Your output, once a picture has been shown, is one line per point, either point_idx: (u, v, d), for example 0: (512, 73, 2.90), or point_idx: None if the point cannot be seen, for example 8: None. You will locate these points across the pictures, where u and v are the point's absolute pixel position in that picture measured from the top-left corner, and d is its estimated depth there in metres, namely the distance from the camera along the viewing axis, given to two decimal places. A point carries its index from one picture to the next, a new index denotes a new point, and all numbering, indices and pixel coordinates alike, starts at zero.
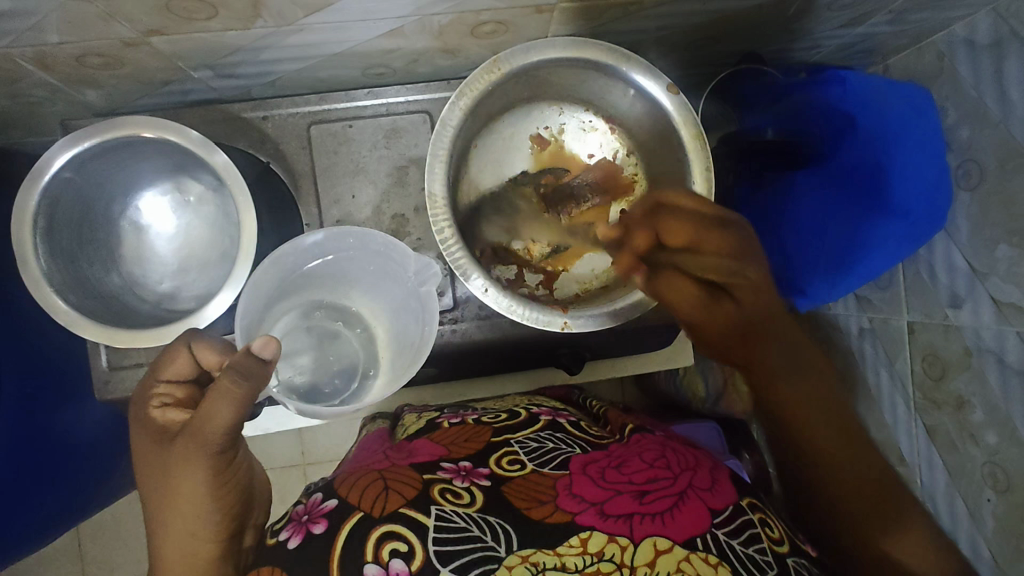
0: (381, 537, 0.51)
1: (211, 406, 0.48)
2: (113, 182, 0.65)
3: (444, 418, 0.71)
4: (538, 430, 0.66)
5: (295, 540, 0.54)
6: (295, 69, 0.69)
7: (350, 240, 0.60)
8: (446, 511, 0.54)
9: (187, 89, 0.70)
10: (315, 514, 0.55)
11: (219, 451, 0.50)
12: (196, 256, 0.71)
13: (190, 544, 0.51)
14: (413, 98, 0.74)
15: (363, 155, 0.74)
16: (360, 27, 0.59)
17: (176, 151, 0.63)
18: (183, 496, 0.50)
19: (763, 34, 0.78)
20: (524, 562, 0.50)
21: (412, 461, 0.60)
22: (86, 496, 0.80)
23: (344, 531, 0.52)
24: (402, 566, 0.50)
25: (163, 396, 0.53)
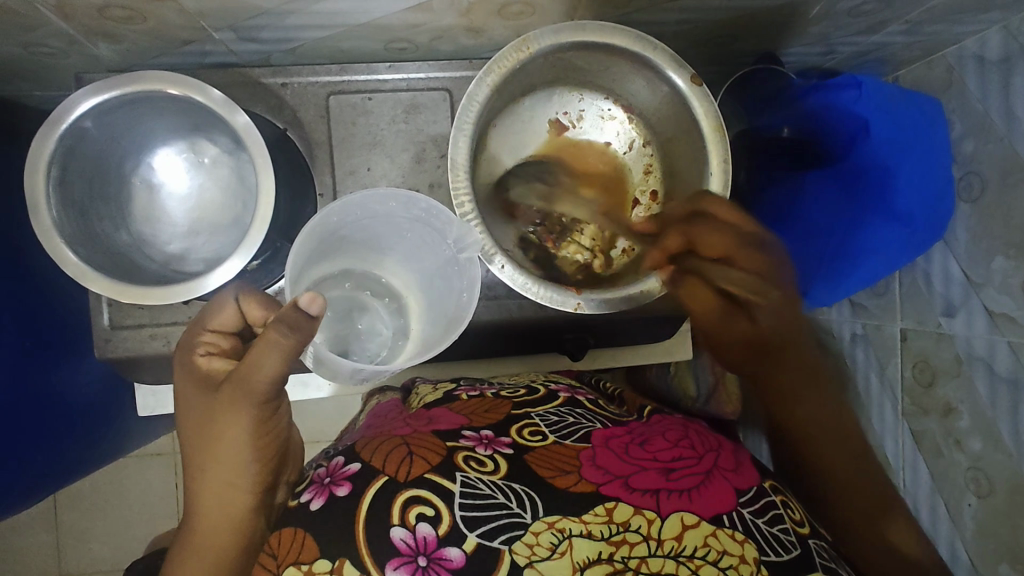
0: (407, 501, 0.53)
1: (262, 356, 0.51)
2: (128, 138, 0.64)
3: (460, 390, 0.71)
4: (558, 405, 0.67)
5: (317, 501, 0.55)
6: (318, 37, 0.68)
7: (394, 204, 0.60)
8: (470, 477, 0.55)
9: (207, 49, 0.69)
10: (338, 477, 0.57)
11: (262, 400, 0.55)
12: (207, 218, 0.70)
13: (226, 492, 0.57)
14: (434, 74, 0.74)
15: (381, 127, 0.74)
16: None
17: (196, 109, 0.62)
18: (224, 440, 0.56)
19: (782, 34, 0.79)
20: (551, 529, 0.52)
21: (434, 428, 0.61)
22: (79, 457, 0.79)
23: (370, 492, 0.54)
24: (429, 530, 0.52)
25: (209, 344, 0.59)
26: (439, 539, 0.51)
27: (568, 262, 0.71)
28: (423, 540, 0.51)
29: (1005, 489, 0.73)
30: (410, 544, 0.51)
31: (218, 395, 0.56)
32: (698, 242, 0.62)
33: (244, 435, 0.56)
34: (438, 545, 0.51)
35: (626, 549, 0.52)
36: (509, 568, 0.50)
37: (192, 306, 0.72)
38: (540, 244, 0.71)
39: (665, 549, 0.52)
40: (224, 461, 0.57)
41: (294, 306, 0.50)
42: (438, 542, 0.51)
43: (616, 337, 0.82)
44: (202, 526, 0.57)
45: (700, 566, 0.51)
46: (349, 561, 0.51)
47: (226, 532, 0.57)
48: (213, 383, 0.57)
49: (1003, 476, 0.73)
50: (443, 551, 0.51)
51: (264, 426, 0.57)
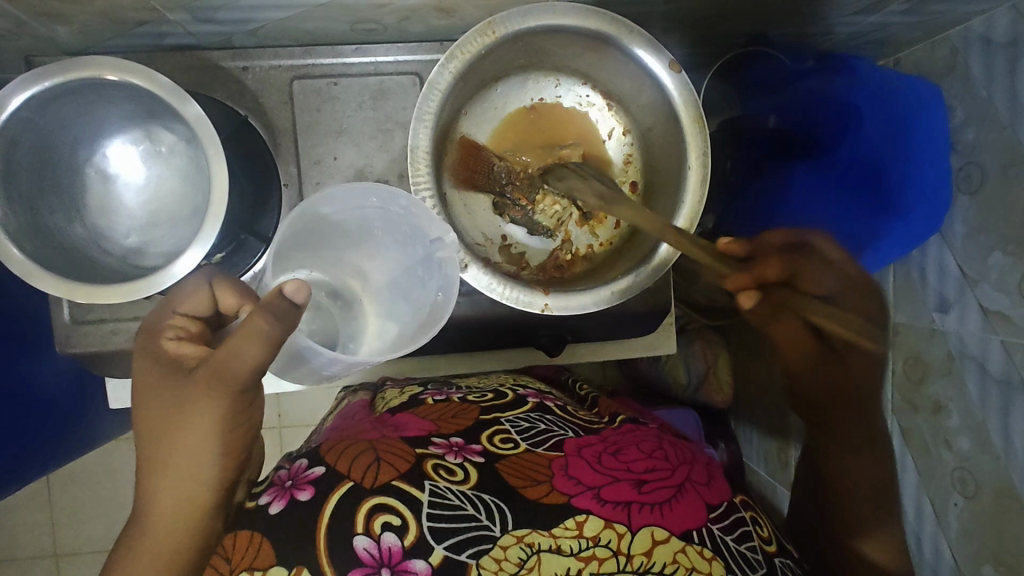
0: (372, 509, 0.52)
1: (247, 340, 0.47)
2: (78, 126, 0.61)
3: (426, 394, 0.69)
4: (528, 411, 0.65)
5: (276, 505, 0.54)
6: (278, 17, 0.65)
7: (372, 199, 0.58)
8: (439, 487, 0.53)
9: (163, 31, 0.66)
10: (301, 480, 0.55)
11: (242, 388, 0.50)
12: (166, 210, 0.68)
13: (187, 490, 0.50)
14: (404, 58, 0.70)
15: (348, 114, 0.70)
16: None
17: (145, 96, 0.59)
18: (192, 429, 0.50)
19: (775, 15, 0.75)
20: (520, 543, 0.51)
21: (402, 433, 0.59)
22: (51, 451, 0.78)
23: (334, 498, 0.53)
24: (395, 540, 0.50)
25: (178, 329, 0.53)
26: (406, 550, 0.50)
27: (546, 216, 0.69)
28: (388, 550, 0.50)
29: (991, 491, 0.71)
30: (375, 553, 0.50)
31: (192, 379, 0.50)
32: (798, 274, 0.57)
33: (214, 433, 0.50)
34: (403, 557, 0.50)
35: (595, 566, 0.50)
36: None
37: (154, 300, 0.70)
38: (514, 209, 0.68)
39: (634, 565, 0.51)
40: (189, 456, 0.50)
41: (278, 293, 0.50)
42: (404, 553, 0.50)
43: (595, 334, 0.79)
44: (152, 532, 0.49)
45: None
46: (308, 570, 0.50)
47: (184, 535, 0.50)
48: (182, 369, 0.51)
49: (990, 478, 0.71)
50: (408, 563, 0.50)
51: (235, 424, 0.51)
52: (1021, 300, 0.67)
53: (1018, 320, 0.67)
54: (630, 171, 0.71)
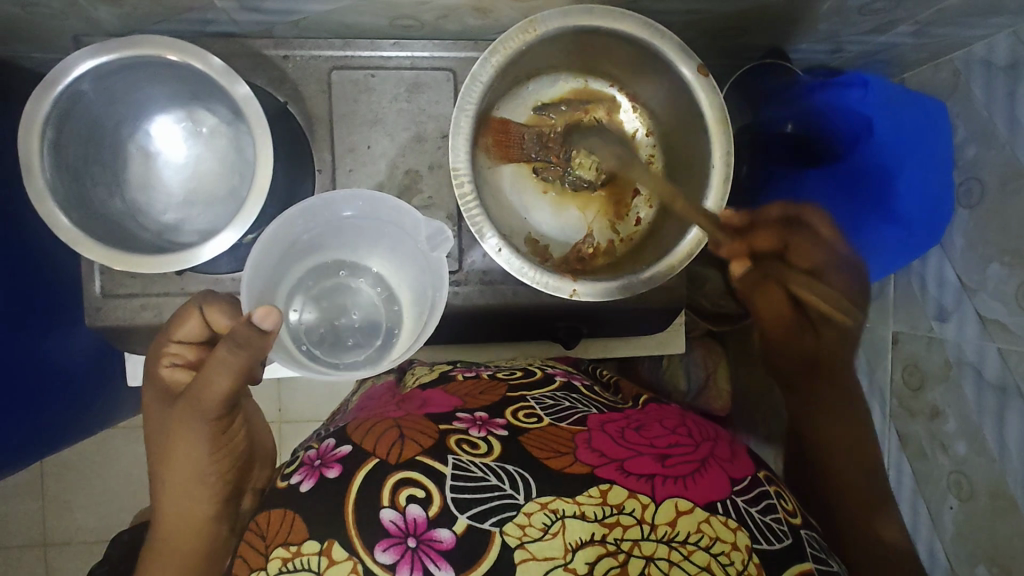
0: (397, 483, 0.53)
1: (212, 372, 0.54)
2: (124, 103, 0.63)
3: (456, 372, 0.72)
4: (554, 390, 0.67)
5: (308, 482, 0.56)
6: (323, 10, 0.67)
7: (359, 203, 0.61)
8: (462, 460, 0.55)
9: (208, 19, 0.68)
10: (329, 459, 0.57)
11: (211, 415, 0.58)
12: (202, 190, 0.69)
13: (185, 504, 0.60)
14: (440, 54, 0.73)
15: (383, 106, 0.73)
16: None
17: (193, 76, 0.61)
18: (178, 451, 0.59)
19: (791, 30, 0.79)
20: (544, 510, 0.52)
21: (427, 411, 0.62)
22: (71, 421, 0.79)
23: (359, 476, 0.54)
24: (420, 512, 0.52)
25: (173, 356, 0.62)
26: (430, 520, 0.51)
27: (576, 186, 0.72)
28: (413, 521, 0.51)
29: (985, 493, 0.74)
30: (401, 524, 0.51)
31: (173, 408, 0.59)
32: (789, 247, 0.65)
33: (198, 454, 0.59)
34: (428, 527, 0.51)
35: (619, 532, 0.51)
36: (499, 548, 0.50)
37: (183, 277, 0.71)
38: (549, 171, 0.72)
39: (658, 534, 0.52)
40: (180, 473, 0.60)
41: (249, 321, 0.52)
42: (429, 523, 0.51)
43: (610, 326, 0.82)
44: (165, 540, 0.60)
45: (692, 551, 0.51)
46: (338, 543, 0.51)
47: (189, 543, 0.60)
48: (173, 395, 0.61)
49: (985, 480, 0.74)
50: (433, 532, 0.51)
51: (218, 437, 0.60)
52: (1017, 309, 0.70)
53: (1014, 329, 0.70)
54: (652, 170, 0.74)
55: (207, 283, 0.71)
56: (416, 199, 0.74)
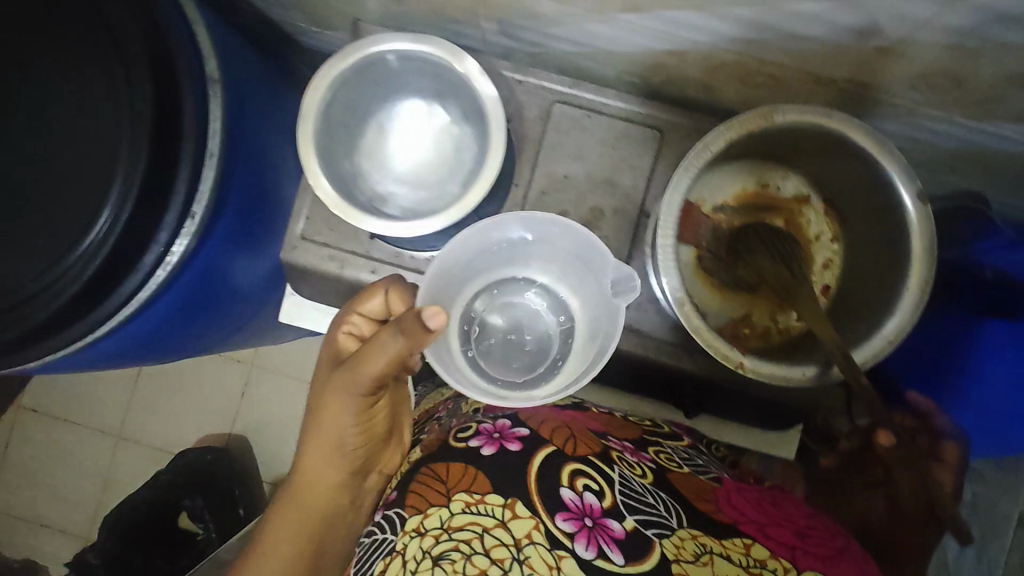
0: (574, 470, 0.59)
1: (375, 353, 0.60)
2: (384, 85, 0.73)
3: (590, 405, 0.77)
4: (684, 447, 0.72)
5: (490, 449, 0.63)
6: (569, 50, 0.75)
7: (555, 228, 0.66)
8: (627, 472, 0.61)
9: (468, 32, 0.78)
10: (509, 436, 0.64)
11: (363, 392, 0.64)
12: (415, 173, 0.76)
13: (325, 463, 0.71)
14: (657, 113, 0.78)
15: (589, 144, 0.78)
16: (655, 34, 0.65)
17: (447, 76, 0.70)
18: (329, 414, 0.67)
19: (1000, 182, 0.78)
20: (694, 540, 0.55)
21: (587, 425, 0.69)
22: (237, 318, 0.84)
23: (540, 456, 0.61)
24: (594, 500, 0.56)
25: (350, 329, 0.68)
26: (603, 509, 0.56)
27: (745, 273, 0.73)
28: (588, 506, 0.56)
29: None
30: (576, 505, 0.56)
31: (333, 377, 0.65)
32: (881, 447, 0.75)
33: (347, 421, 0.67)
34: (602, 514, 0.55)
35: None
36: (657, 560, 0.53)
37: (371, 242, 0.78)
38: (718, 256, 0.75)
39: None
40: (326, 433, 0.69)
41: (418, 317, 0.56)
42: (602, 512, 0.56)
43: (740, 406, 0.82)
44: (304, 488, 0.72)
45: None
46: (522, 503, 0.57)
47: (319, 502, 0.73)
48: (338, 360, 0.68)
49: None
50: (605, 521, 0.55)
51: (364, 408, 0.67)
52: None
53: None
54: (826, 274, 0.75)
55: (390, 257, 0.78)
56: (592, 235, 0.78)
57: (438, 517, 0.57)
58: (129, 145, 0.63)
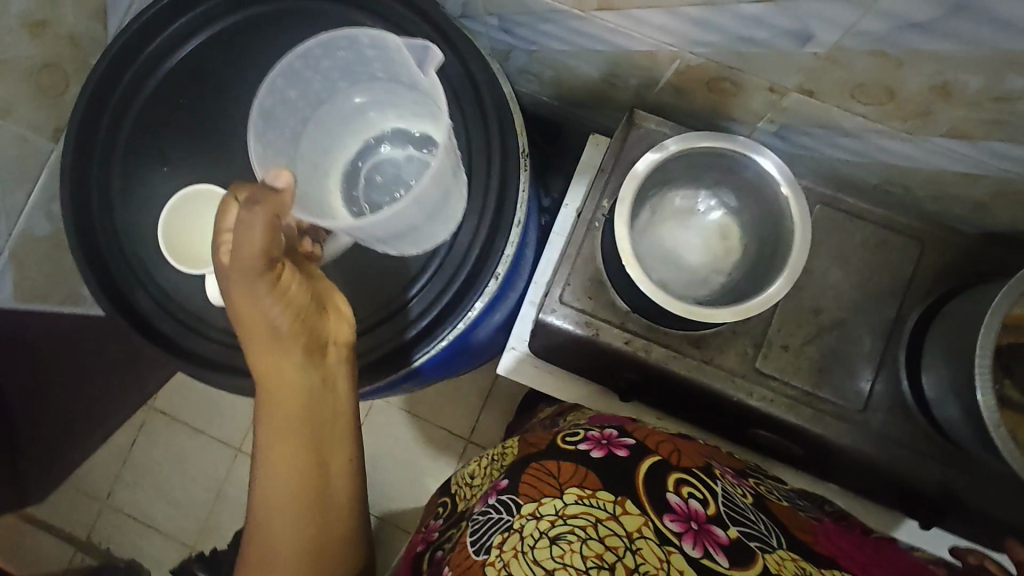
0: (679, 479, 0.67)
1: (249, 229, 0.58)
2: (678, 173, 0.77)
3: (698, 436, 0.84)
4: (787, 489, 0.78)
5: (598, 452, 0.69)
6: (840, 157, 0.79)
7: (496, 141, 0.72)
8: (727, 490, 0.68)
9: (736, 128, 0.83)
10: (616, 442, 0.71)
11: (262, 272, 0.59)
12: (681, 259, 0.79)
13: (280, 421, 0.67)
14: (921, 225, 0.80)
15: (847, 246, 0.80)
16: (953, 157, 0.69)
17: (750, 181, 0.74)
18: (251, 317, 0.62)
19: None
20: (793, 561, 0.62)
21: (688, 442, 0.75)
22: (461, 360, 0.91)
23: (648, 461, 0.69)
24: (699, 506, 0.65)
25: (226, 242, 0.61)
26: (708, 515, 0.64)
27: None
28: (694, 510, 0.64)
29: None
30: (682, 508, 0.65)
31: (233, 284, 0.61)
32: None
33: (280, 321, 0.63)
34: (707, 519, 0.64)
35: None
36: (760, 566, 0.60)
37: (626, 313, 0.81)
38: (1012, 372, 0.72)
39: None
40: (261, 359, 0.65)
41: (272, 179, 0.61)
42: (706, 517, 0.64)
43: (982, 527, 0.80)
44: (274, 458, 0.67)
45: None
46: (630, 500, 0.65)
47: (300, 457, 0.68)
48: (225, 268, 0.61)
49: None
50: (711, 527, 0.63)
51: (278, 289, 0.61)
52: None
53: None
54: None
55: (643, 331, 0.81)
56: (844, 333, 0.79)
57: (552, 505, 0.65)
58: (459, 256, 0.73)
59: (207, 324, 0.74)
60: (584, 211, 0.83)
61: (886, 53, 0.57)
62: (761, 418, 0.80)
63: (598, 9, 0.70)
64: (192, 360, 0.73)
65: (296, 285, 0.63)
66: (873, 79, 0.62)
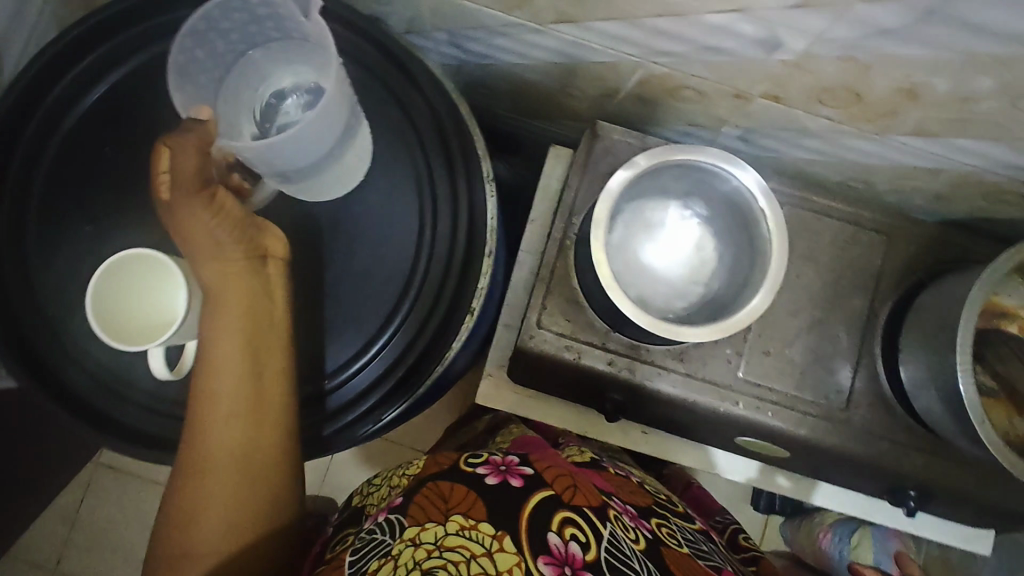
0: (567, 518, 0.55)
1: (182, 158, 0.59)
2: (648, 185, 0.75)
3: (608, 463, 0.74)
4: (694, 530, 0.68)
5: (493, 479, 0.58)
6: (804, 157, 0.79)
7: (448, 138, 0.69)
8: (616, 536, 0.56)
9: (700, 134, 0.82)
10: (514, 470, 0.59)
11: (204, 185, 0.59)
12: (660, 273, 0.77)
13: (220, 372, 0.62)
14: (886, 219, 0.80)
15: (818, 245, 0.80)
16: (916, 153, 0.70)
17: (722, 190, 0.72)
18: (195, 239, 0.60)
19: None
20: None
21: (594, 479, 0.65)
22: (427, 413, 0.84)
23: (540, 495, 0.57)
24: (579, 551, 0.53)
25: (164, 183, 0.60)
26: (586, 562, 0.52)
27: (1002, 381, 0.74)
28: (573, 556, 0.52)
29: None
30: (561, 551, 0.52)
31: (177, 213, 0.60)
32: None
33: (224, 240, 0.61)
34: (584, 566, 0.52)
35: None
36: None
37: (608, 332, 0.78)
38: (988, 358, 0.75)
39: None
40: (212, 280, 0.62)
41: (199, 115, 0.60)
42: (584, 563, 0.52)
43: (963, 507, 0.83)
44: (203, 424, 0.61)
45: None
46: (510, 538, 0.52)
47: (236, 425, 0.62)
48: (167, 205, 0.60)
49: None
50: None
51: (221, 213, 0.60)
52: None
53: None
54: None
55: (624, 347, 0.78)
56: (822, 333, 0.79)
57: (433, 533, 0.52)
58: (424, 299, 0.68)
59: (144, 390, 0.66)
60: (555, 228, 0.80)
61: (854, 58, 0.56)
62: (747, 425, 0.79)
63: (555, 22, 0.67)
64: (132, 430, 0.65)
65: (236, 207, 0.62)
66: (841, 84, 0.61)
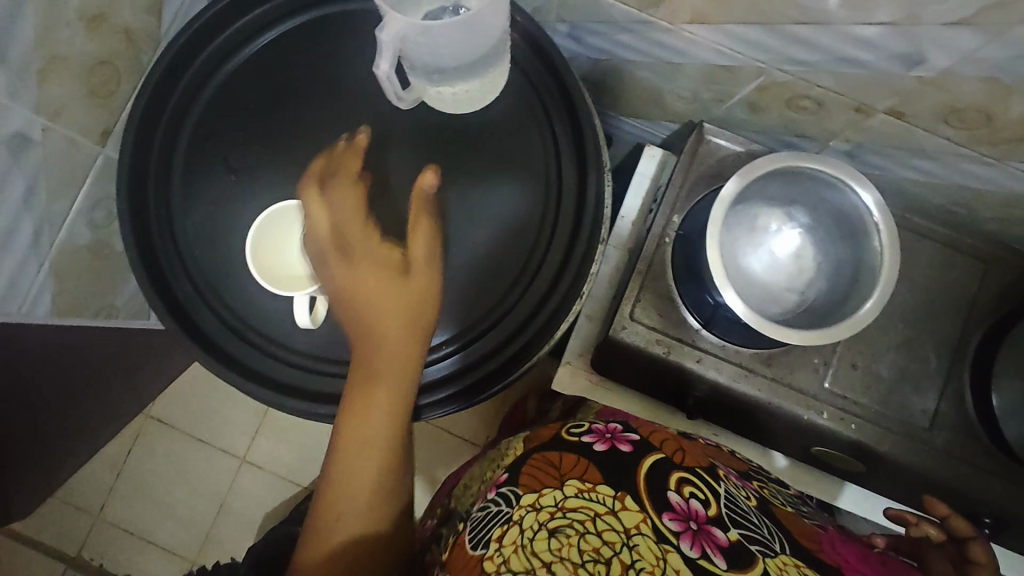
0: (680, 479, 0.63)
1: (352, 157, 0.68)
2: (756, 189, 0.77)
3: (697, 437, 0.81)
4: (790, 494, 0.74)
5: (601, 445, 0.66)
6: (909, 177, 0.80)
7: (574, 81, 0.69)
8: (730, 495, 0.64)
9: (804, 144, 0.83)
10: (619, 437, 0.68)
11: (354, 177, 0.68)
12: (759, 276, 0.78)
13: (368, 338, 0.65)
14: (985, 246, 0.81)
15: (913, 264, 0.81)
16: None
17: (831, 201, 0.74)
18: (351, 207, 0.67)
19: None
20: (795, 568, 0.56)
21: (695, 446, 0.72)
22: None
23: (649, 459, 0.65)
24: (700, 506, 0.60)
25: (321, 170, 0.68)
26: (707, 516, 0.60)
27: None
28: (694, 510, 0.60)
29: None
30: (682, 506, 0.60)
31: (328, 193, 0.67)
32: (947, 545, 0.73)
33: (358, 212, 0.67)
34: (707, 520, 0.59)
35: None
36: (760, 568, 0.54)
37: (698, 332, 0.79)
38: None
39: None
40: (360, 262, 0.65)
41: None
42: (706, 518, 0.59)
43: None
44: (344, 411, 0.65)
45: None
46: (630, 496, 0.61)
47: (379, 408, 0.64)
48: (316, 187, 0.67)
49: None
50: (711, 529, 0.58)
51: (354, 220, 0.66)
52: None
53: None
54: None
55: (714, 348, 0.79)
56: (911, 351, 0.80)
57: (552, 497, 0.60)
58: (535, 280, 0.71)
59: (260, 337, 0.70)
60: (653, 226, 0.81)
61: (999, 80, 0.57)
62: (827, 436, 0.80)
63: (688, 22, 0.68)
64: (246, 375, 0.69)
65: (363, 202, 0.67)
66: (975, 106, 0.62)
